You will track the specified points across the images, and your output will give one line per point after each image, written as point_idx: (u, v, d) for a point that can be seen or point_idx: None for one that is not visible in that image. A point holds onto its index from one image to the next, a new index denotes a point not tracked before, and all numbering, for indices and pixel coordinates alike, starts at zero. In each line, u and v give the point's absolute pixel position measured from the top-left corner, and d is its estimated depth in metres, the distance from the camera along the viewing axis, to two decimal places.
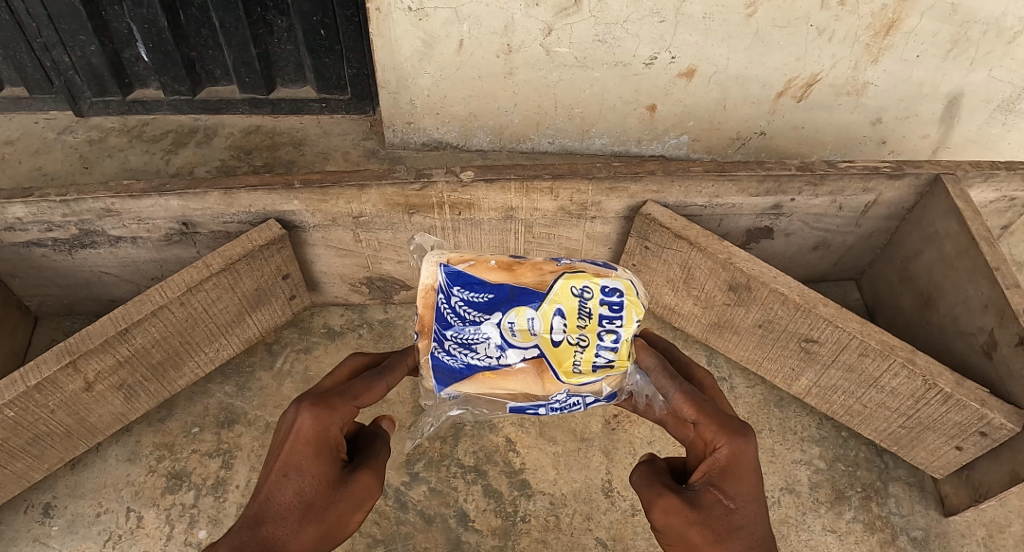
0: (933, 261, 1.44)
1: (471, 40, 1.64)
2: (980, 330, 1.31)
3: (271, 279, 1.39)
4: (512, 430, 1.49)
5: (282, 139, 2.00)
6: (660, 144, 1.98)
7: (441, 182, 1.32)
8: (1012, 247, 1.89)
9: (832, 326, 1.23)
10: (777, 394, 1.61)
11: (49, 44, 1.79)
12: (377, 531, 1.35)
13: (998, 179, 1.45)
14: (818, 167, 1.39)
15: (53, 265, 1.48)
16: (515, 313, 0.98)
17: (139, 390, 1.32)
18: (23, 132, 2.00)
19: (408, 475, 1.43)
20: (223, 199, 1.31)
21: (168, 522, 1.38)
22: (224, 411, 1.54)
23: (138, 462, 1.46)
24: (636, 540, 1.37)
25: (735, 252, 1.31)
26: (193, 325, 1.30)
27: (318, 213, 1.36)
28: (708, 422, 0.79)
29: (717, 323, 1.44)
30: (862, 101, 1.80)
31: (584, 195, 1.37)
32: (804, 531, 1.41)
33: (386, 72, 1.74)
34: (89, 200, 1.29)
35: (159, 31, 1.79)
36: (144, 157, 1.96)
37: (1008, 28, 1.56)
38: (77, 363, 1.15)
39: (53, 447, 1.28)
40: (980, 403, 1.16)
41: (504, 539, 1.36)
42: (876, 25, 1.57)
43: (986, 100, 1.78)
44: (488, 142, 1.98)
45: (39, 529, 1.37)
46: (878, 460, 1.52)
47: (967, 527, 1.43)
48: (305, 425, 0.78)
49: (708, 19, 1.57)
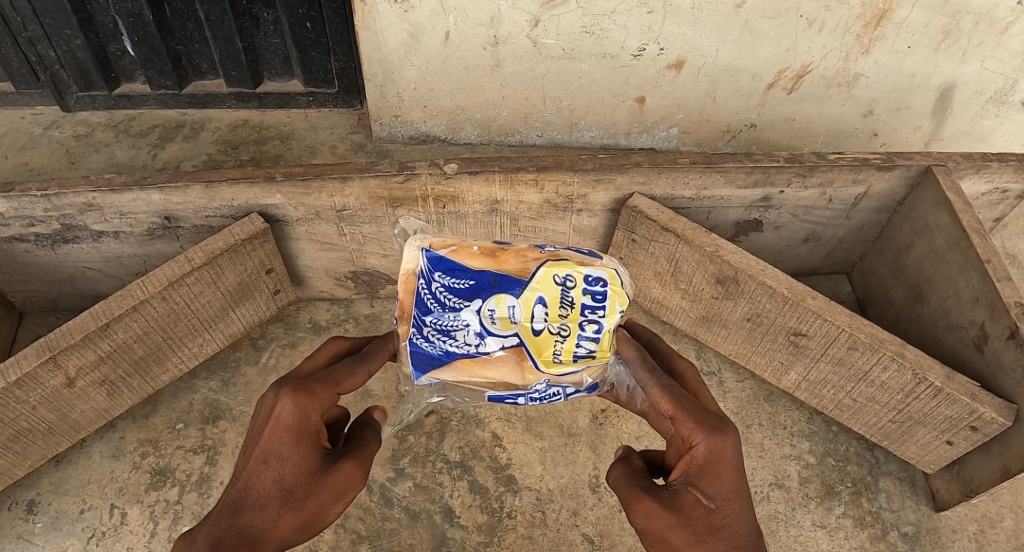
0: (924, 254, 1.43)
1: (458, 32, 1.62)
2: (971, 323, 1.29)
3: (254, 273, 1.37)
4: (499, 425, 1.48)
5: (269, 134, 1.99)
6: (649, 137, 1.97)
7: (424, 175, 1.30)
8: (1005, 239, 1.87)
9: (820, 319, 1.21)
10: (767, 388, 1.60)
11: (34, 38, 1.78)
12: (361, 527, 1.34)
13: (991, 171, 1.43)
14: (807, 159, 1.38)
15: (36, 261, 1.47)
16: (495, 301, 0.97)
17: (122, 386, 1.31)
18: (10, 127, 1.99)
19: (393, 471, 1.41)
20: (205, 193, 1.29)
21: (152, 519, 1.37)
22: (209, 407, 1.53)
23: (123, 459, 1.45)
24: (623, 536, 1.36)
25: (722, 244, 1.29)
26: (175, 321, 1.29)
27: (301, 206, 1.34)
28: (685, 418, 0.76)
29: (705, 317, 1.43)
30: (853, 92, 1.78)
31: (570, 187, 1.36)
32: (793, 527, 1.40)
33: (373, 65, 1.72)
34: (71, 194, 1.28)
35: (144, 25, 1.76)
36: (131, 151, 1.94)
37: (1000, 18, 1.55)
38: (57, 359, 1.14)
39: (35, 443, 1.27)
40: (971, 397, 1.14)
41: (489, 535, 1.35)
42: (867, 16, 1.56)
43: (978, 91, 1.77)
44: (476, 136, 1.97)
45: (23, 525, 1.36)
46: (869, 456, 1.50)
47: (959, 522, 1.42)
48: (285, 411, 0.76)
49: (696, 10, 1.55)
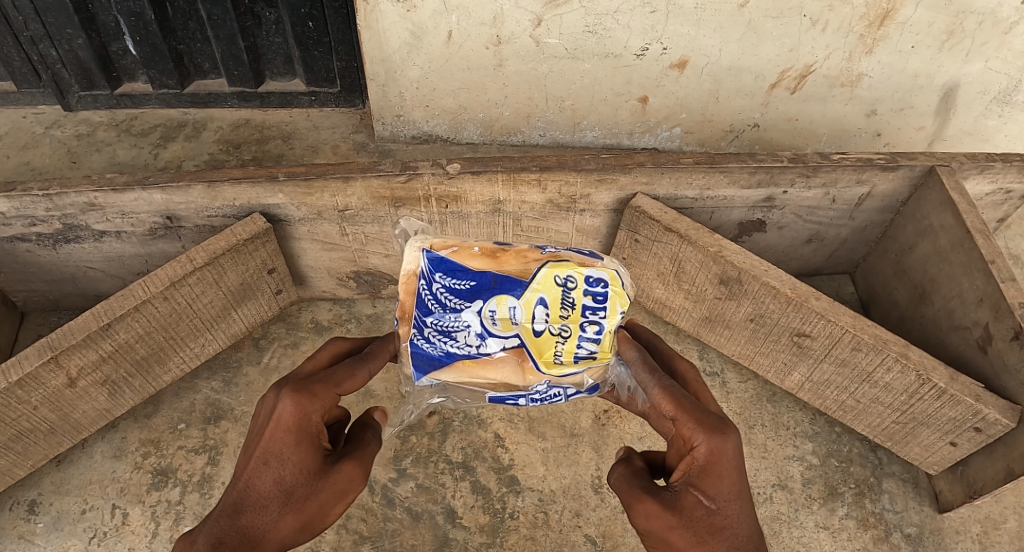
0: (927, 254, 1.42)
1: (460, 31, 1.62)
2: (975, 324, 1.29)
3: (256, 273, 1.37)
4: (501, 426, 1.48)
5: (271, 133, 1.99)
6: (652, 137, 1.96)
7: (427, 174, 1.29)
8: (1008, 240, 1.87)
9: (824, 320, 1.21)
10: (770, 389, 1.59)
11: (35, 38, 1.77)
12: (363, 528, 1.34)
13: (994, 171, 1.42)
14: (811, 159, 1.37)
15: (38, 261, 1.46)
16: (496, 302, 0.96)
17: (124, 386, 1.31)
18: (11, 126, 1.99)
19: (395, 471, 1.41)
20: (207, 193, 1.29)
21: (154, 519, 1.37)
22: (211, 407, 1.52)
23: (124, 459, 1.44)
24: (625, 537, 1.35)
25: (725, 244, 1.29)
26: (177, 321, 1.29)
27: (304, 206, 1.34)
28: (686, 419, 0.76)
29: (708, 317, 1.42)
30: (857, 92, 1.78)
31: (573, 187, 1.35)
32: (796, 528, 1.39)
33: (375, 65, 1.72)
34: (72, 193, 1.28)
35: (146, 25, 1.76)
36: (132, 151, 1.94)
37: (1003, 18, 1.54)
38: (59, 359, 1.14)
39: (37, 443, 1.27)
40: (974, 399, 1.14)
41: (492, 536, 1.34)
42: (871, 16, 1.55)
43: (982, 91, 1.76)
44: (478, 135, 1.96)
45: (24, 526, 1.36)
46: (872, 456, 1.50)
47: (962, 523, 1.41)
48: (285, 412, 0.76)
49: (699, 10, 1.55)
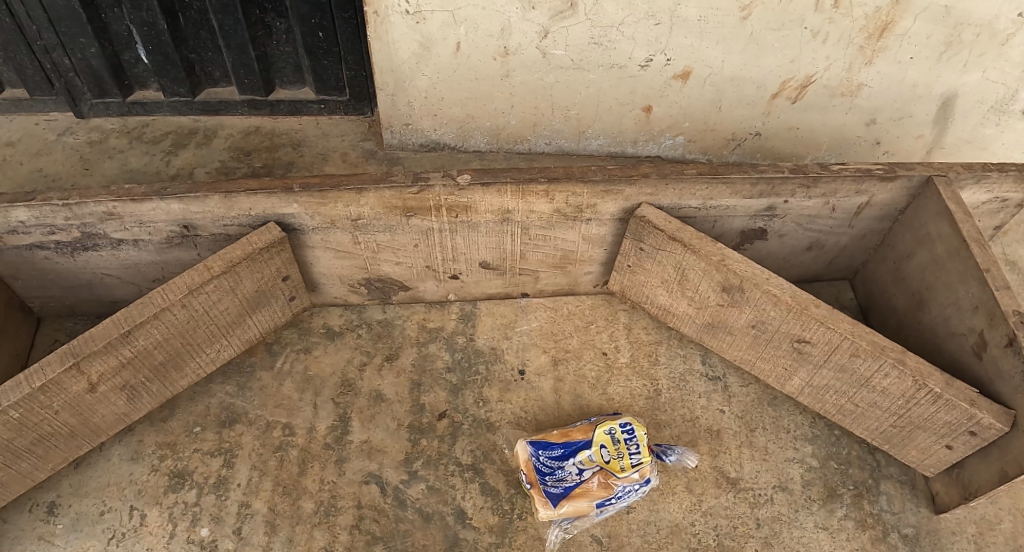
0: (925, 262, 1.46)
1: (468, 43, 1.65)
2: (970, 330, 1.32)
3: (271, 280, 1.41)
4: (509, 429, 1.52)
5: (281, 140, 2.02)
6: (656, 145, 1.99)
7: (438, 186, 1.33)
8: (1005, 246, 1.90)
9: (824, 327, 1.25)
10: (771, 393, 1.63)
11: (49, 47, 1.81)
12: (376, 528, 1.37)
13: (990, 181, 1.46)
14: (811, 170, 1.41)
15: (55, 268, 1.50)
16: None
17: (142, 390, 1.34)
18: (24, 133, 2.02)
19: (406, 473, 1.45)
20: (223, 203, 1.33)
21: (170, 520, 1.39)
22: (226, 410, 1.56)
23: (141, 461, 1.48)
24: (631, 537, 1.38)
25: (727, 253, 1.33)
26: (194, 327, 1.33)
27: (317, 215, 1.37)
28: None
29: (711, 324, 1.47)
30: (857, 101, 1.81)
31: (580, 198, 1.39)
32: (796, 528, 1.42)
33: (384, 75, 1.75)
34: (92, 204, 1.31)
35: (159, 34, 1.79)
36: (144, 158, 1.97)
37: (1001, 30, 1.57)
38: (81, 365, 1.17)
39: (58, 447, 1.30)
40: (970, 403, 1.17)
41: (501, 536, 1.37)
42: (871, 27, 1.59)
43: (979, 101, 1.79)
44: (485, 143, 2.00)
45: (44, 527, 1.39)
46: (870, 459, 1.54)
47: (958, 524, 1.45)
48: None
49: (702, 22, 1.58)
